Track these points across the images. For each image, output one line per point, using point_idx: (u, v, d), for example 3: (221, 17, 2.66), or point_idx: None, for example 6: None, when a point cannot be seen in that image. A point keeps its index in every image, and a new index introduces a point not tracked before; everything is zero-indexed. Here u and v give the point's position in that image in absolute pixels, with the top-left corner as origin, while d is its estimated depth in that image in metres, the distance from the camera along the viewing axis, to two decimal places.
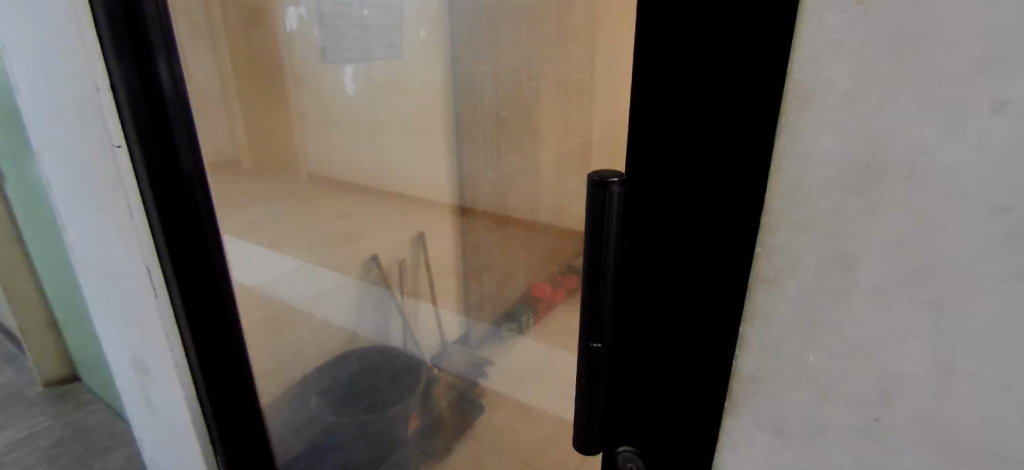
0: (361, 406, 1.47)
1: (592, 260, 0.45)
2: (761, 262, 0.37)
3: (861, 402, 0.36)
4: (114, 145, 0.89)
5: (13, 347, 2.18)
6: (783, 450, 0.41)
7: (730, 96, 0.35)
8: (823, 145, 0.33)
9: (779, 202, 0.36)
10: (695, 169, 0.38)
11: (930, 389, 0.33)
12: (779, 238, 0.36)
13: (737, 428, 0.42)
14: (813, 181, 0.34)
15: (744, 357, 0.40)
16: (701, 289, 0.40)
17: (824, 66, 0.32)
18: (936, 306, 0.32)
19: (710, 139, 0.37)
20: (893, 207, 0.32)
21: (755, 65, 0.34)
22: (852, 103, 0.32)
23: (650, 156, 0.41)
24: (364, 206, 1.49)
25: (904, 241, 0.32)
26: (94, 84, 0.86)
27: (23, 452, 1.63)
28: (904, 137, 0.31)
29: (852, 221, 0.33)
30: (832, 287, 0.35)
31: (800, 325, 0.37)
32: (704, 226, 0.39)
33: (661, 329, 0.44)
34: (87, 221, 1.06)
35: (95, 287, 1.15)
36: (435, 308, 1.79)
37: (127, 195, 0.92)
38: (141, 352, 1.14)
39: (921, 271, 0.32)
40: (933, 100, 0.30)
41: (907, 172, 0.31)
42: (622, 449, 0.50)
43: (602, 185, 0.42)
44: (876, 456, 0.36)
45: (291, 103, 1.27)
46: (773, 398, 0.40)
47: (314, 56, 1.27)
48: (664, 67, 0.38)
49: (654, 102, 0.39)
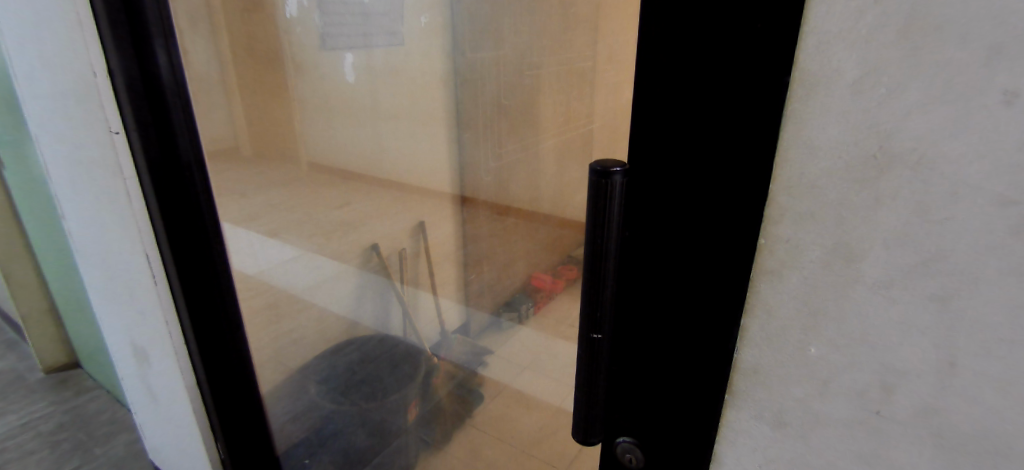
0: (362, 395, 1.45)
1: (593, 253, 0.44)
2: (763, 253, 0.37)
3: (864, 394, 0.36)
4: (112, 131, 0.92)
5: (13, 335, 2.18)
6: (783, 443, 0.41)
7: (734, 85, 0.35)
8: (827, 135, 0.33)
9: (784, 194, 0.35)
10: (697, 159, 0.38)
11: (932, 382, 0.33)
12: (783, 230, 0.36)
13: (737, 419, 0.42)
14: (817, 172, 0.34)
15: (745, 348, 0.40)
16: (701, 280, 0.40)
17: (832, 53, 0.32)
18: (941, 300, 0.32)
19: (714, 129, 0.36)
20: (898, 200, 0.31)
21: (761, 54, 0.33)
22: (858, 92, 0.31)
23: (653, 146, 0.40)
24: (364, 194, 1.49)
25: (909, 233, 0.32)
26: (91, 69, 0.88)
27: (24, 438, 1.63)
28: (912, 126, 0.30)
29: (858, 213, 0.33)
30: (835, 279, 0.35)
31: (802, 318, 0.37)
32: (705, 217, 0.38)
33: (661, 320, 0.43)
34: (86, 208, 1.06)
35: (94, 274, 1.15)
36: (435, 298, 1.80)
37: (126, 181, 0.95)
38: (142, 340, 1.14)
39: (926, 264, 0.31)
40: (941, 90, 0.29)
41: (913, 163, 0.30)
42: (621, 439, 0.50)
43: (605, 175, 0.41)
44: (878, 448, 0.36)
45: (292, 91, 1.25)
46: (772, 390, 0.40)
47: (314, 43, 1.25)
48: (668, 56, 0.38)
49: (657, 91, 0.39)
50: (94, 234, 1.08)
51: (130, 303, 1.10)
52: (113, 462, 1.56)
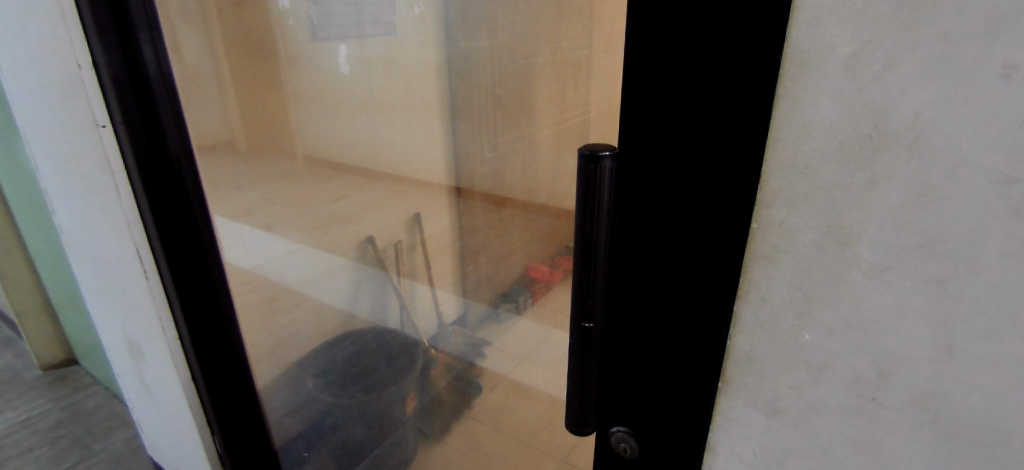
0: (360, 387, 1.50)
1: (583, 240, 0.44)
2: (758, 238, 0.36)
3: (859, 380, 0.35)
4: (99, 124, 0.90)
5: (10, 333, 2.17)
6: (780, 432, 0.40)
7: (724, 64, 0.34)
8: (822, 114, 0.32)
9: (777, 176, 0.34)
10: (688, 141, 0.37)
11: (929, 367, 0.32)
12: (776, 213, 0.35)
13: (731, 408, 0.42)
14: (811, 153, 0.33)
15: (739, 335, 0.39)
16: (693, 265, 0.39)
17: (824, 29, 0.30)
18: (938, 284, 0.31)
19: (705, 111, 0.35)
20: (893, 179, 0.30)
21: (753, 34, 0.32)
22: (852, 69, 0.30)
23: (643, 130, 0.39)
24: (359, 185, 1.46)
25: (906, 214, 0.31)
26: (76, 62, 0.86)
27: (23, 434, 1.64)
28: (908, 103, 0.29)
29: (853, 194, 0.32)
30: (831, 264, 0.34)
31: (797, 303, 0.36)
32: (696, 200, 0.37)
33: (654, 306, 0.43)
34: (75, 201, 1.04)
35: (86, 268, 1.14)
36: (433, 289, 1.79)
37: (115, 175, 0.94)
38: (136, 336, 1.13)
39: (923, 247, 0.31)
40: (939, 66, 0.28)
41: (909, 141, 0.29)
42: (615, 429, 0.50)
43: (594, 159, 0.41)
44: (876, 436, 0.35)
45: (285, 83, 1.23)
46: (766, 377, 0.39)
47: (303, 34, 1.22)
48: (657, 36, 0.36)
49: (647, 72, 0.38)
50: (84, 227, 1.07)
51: (123, 297, 1.09)
52: (112, 458, 1.55)
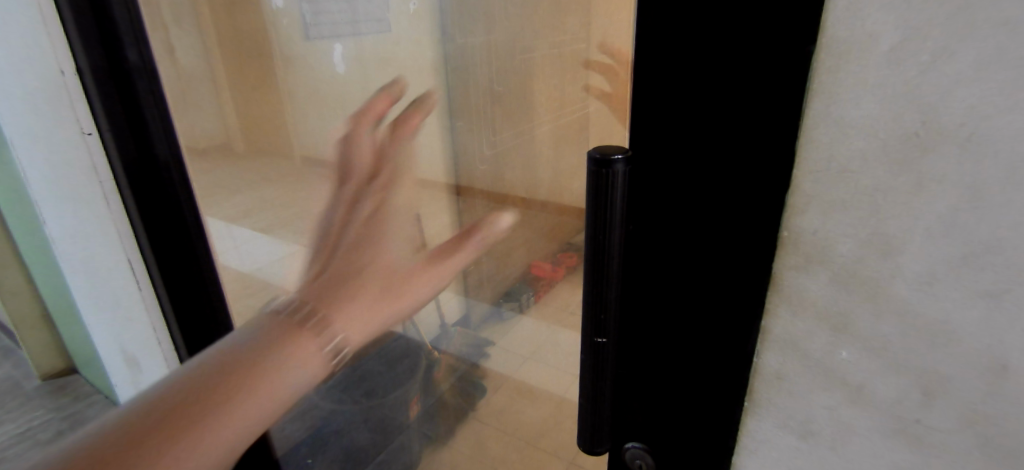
0: (361, 393, 1.54)
1: (594, 250, 0.41)
2: (787, 248, 0.33)
3: (901, 401, 0.32)
4: (84, 132, 0.88)
5: (9, 342, 2.16)
6: (810, 453, 0.37)
7: (751, 59, 0.30)
8: (861, 110, 0.29)
9: (809, 179, 0.31)
10: (709, 143, 0.34)
11: (980, 387, 0.29)
12: (809, 220, 0.32)
13: (758, 428, 0.39)
14: (851, 154, 0.29)
15: (767, 350, 0.36)
16: (715, 276, 0.36)
17: (866, 16, 0.27)
18: (994, 297, 0.28)
19: (729, 112, 0.32)
20: (941, 181, 0.27)
21: (784, 28, 0.29)
22: (896, 61, 0.27)
23: (658, 130, 0.36)
24: None
25: (955, 220, 0.28)
26: (60, 69, 0.84)
27: (24, 446, 1.62)
28: (958, 96, 0.26)
29: (897, 198, 0.29)
30: (870, 275, 0.31)
31: (831, 318, 0.33)
32: (718, 207, 0.34)
33: (671, 318, 0.40)
34: (65, 211, 1.02)
35: (79, 280, 1.12)
36: None
37: (103, 184, 0.92)
38: (132, 347, 1.11)
39: (974, 256, 0.28)
40: (997, 56, 0.25)
41: (963, 139, 0.26)
42: (629, 445, 0.47)
43: (605, 164, 0.37)
44: (917, 458, 0.33)
45: (279, 83, 1.19)
46: (797, 397, 0.36)
47: (294, 32, 1.18)
48: (673, 28, 0.33)
49: (664, 67, 0.34)
50: (75, 238, 1.04)
51: (118, 308, 1.07)
52: None
